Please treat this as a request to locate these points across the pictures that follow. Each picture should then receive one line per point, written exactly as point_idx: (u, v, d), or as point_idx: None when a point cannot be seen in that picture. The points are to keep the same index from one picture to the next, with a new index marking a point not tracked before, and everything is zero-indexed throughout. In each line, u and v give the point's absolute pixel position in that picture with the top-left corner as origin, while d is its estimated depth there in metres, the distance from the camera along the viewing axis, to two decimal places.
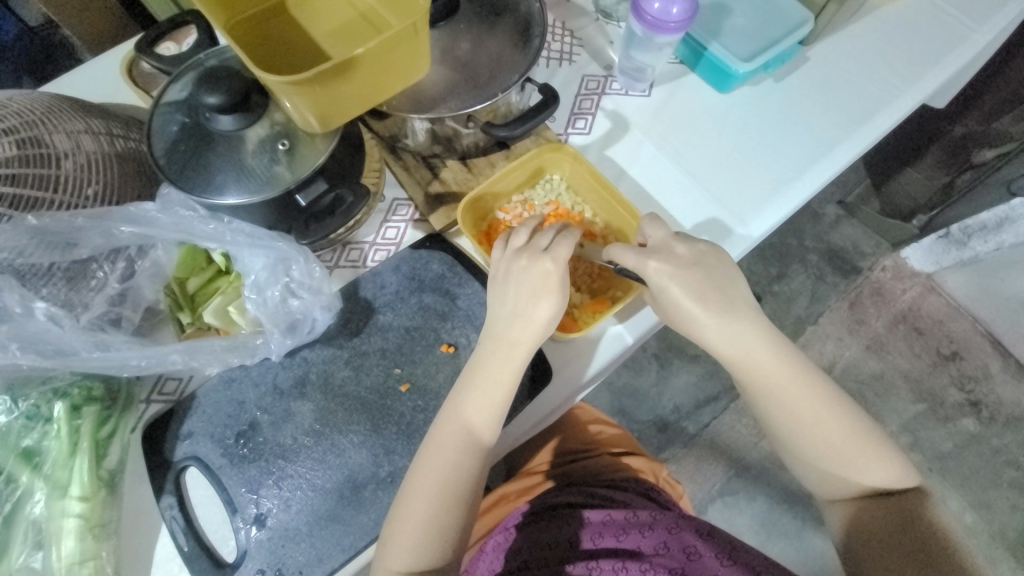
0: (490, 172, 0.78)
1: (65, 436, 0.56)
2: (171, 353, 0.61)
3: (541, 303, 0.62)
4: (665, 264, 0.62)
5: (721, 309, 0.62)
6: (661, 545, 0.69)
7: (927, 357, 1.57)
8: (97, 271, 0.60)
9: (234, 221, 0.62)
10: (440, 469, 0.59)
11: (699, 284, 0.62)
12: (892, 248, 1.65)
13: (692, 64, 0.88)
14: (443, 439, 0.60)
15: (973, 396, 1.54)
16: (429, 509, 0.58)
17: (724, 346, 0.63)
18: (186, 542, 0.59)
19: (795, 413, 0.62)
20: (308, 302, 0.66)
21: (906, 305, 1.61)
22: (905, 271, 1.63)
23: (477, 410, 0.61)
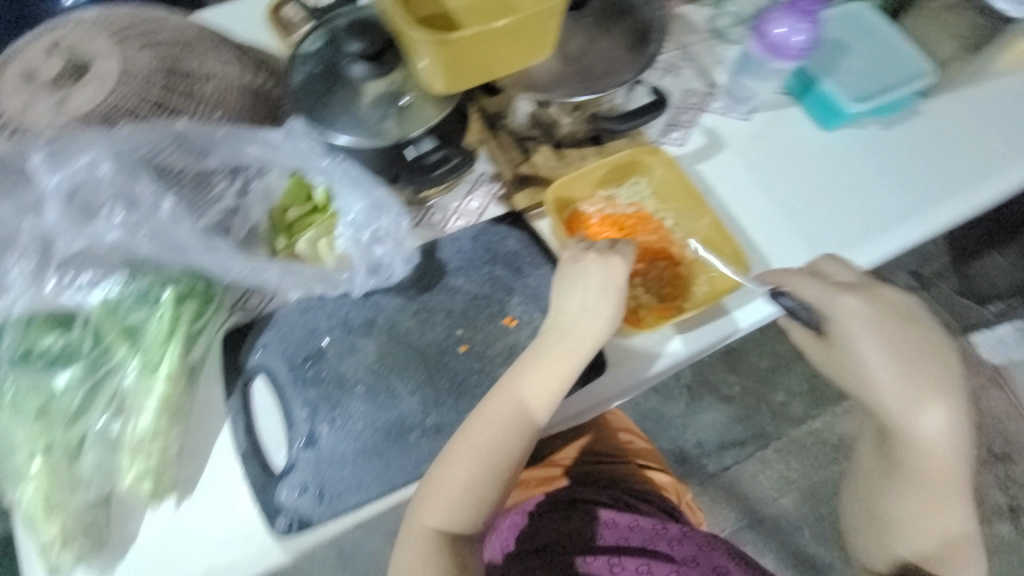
0: (580, 164, 0.79)
1: (166, 320, 0.61)
2: (268, 269, 0.66)
3: (609, 299, 0.64)
4: (858, 308, 0.64)
5: (906, 363, 0.64)
6: (689, 558, 0.71)
7: (977, 452, 1.48)
8: (217, 182, 0.66)
9: (347, 162, 0.68)
10: (492, 435, 0.61)
11: (894, 334, 0.64)
12: (961, 330, 1.56)
13: (798, 97, 0.87)
14: (500, 408, 0.62)
15: (1016, 502, 1.45)
16: (470, 476, 0.60)
17: (896, 395, 0.64)
18: (244, 443, 0.63)
19: (923, 475, 0.65)
20: (391, 250, 0.71)
21: (964, 392, 1.52)
22: (969, 357, 1.54)
23: (534, 390, 0.62)
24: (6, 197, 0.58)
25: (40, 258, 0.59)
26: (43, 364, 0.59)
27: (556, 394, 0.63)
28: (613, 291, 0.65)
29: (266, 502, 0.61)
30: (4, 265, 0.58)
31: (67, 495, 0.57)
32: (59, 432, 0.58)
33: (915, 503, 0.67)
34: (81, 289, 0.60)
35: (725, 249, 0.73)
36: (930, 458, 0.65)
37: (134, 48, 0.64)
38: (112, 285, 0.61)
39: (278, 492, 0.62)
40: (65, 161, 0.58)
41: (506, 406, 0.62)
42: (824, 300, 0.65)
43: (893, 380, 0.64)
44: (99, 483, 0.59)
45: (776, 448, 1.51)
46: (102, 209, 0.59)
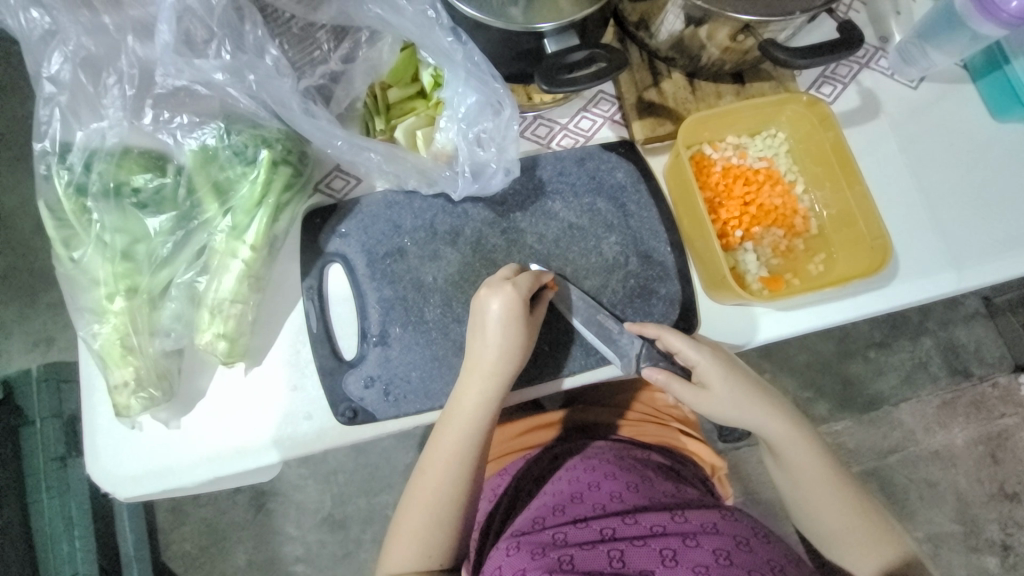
0: (713, 102, 0.70)
1: (259, 183, 0.57)
2: (372, 150, 0.61)
3: (511, 333, 0.58)
4: (716, 355, 0.62)
5: (758, 390, 0.64)
6: (709, 526, 0.63)
7: (989, 486, 1.46)
8: (322, 43, 0.59)
9: (472, 46, 0.59)
10: (435, 486, 0.59)
11: (724, 360, 0.63)
12: (1014, 368, 1.49)
13: (977, 75, 0.75)
14: (440, 451, 0.59)
15: (1009, 540, 1.45)
16: (422, 526, 0.58)
17: (794, 467, 0.65)
18: (315, 325, 0.62)
19: (830, 510, 0.64)
20: (494, 158, 0.64)
21: (996, 429, 1.47)
22: (1014, 397, 1.48)
23: (464, 436, 0.58)
24: (111, 9, 0.50)
25: (139, 88, 0.54)
26: (132, 203, 0.56)
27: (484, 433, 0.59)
28: (494, 326, 0.58)
29: (333, 386, 0.61)
30: (101, 87, 0.53)
31: (145, 341, 0.57)
32: (143, 277, 0.57)
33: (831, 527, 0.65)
34: (176, 131, 0.56)
35: (870, 230, 0.65)
36: (813, 472, 0.64)
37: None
38: (207, 135, 0.57)
39: (346, 381, 0.61)
40: None
41: (438, 452, 0.59)
42: (696, 355, 0.62)
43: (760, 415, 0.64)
44: (177, 334, 0.59)
45: None
46: (208, 44, 0.52)
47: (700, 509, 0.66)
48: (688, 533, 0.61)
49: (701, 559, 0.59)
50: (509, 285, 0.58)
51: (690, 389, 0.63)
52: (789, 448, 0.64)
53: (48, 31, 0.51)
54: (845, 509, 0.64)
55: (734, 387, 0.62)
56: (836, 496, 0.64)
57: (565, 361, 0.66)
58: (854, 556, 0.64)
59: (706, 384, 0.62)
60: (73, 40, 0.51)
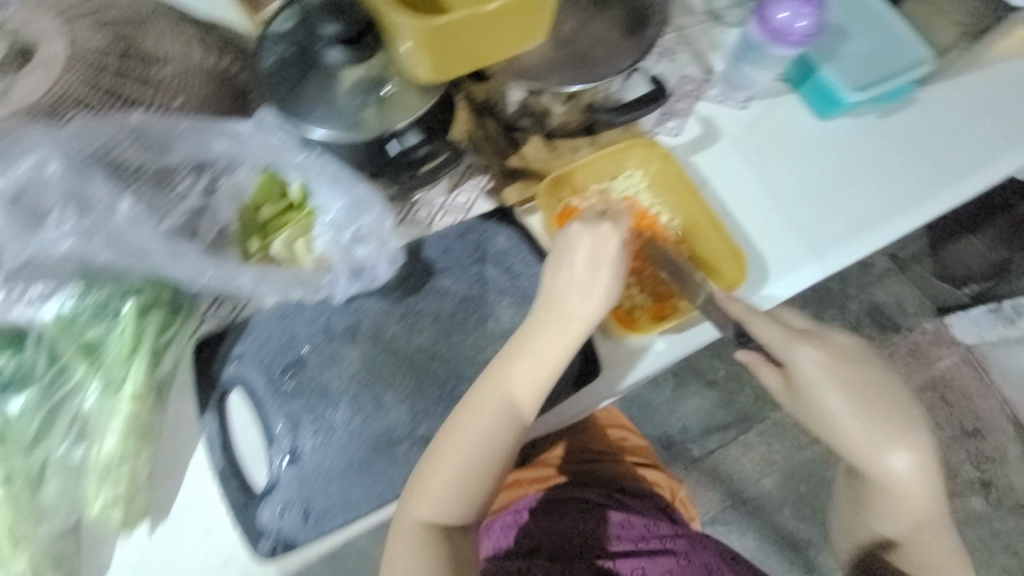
0: (571, 156, 0.75)
1: (128, 335, 0.56)
2: (244, 275, 0.60)
3: (600, 274, 0.61)
4: (819, 354, 0.63)
5: (863, 398, 0.63)
6: (683, 557, 0.82)
7: (950, 429, 1.47)
8: (182, 181, 0.60)
9: (323, 156, 0.62)
10: (479, 430, 0.59)
11: (832, 364, 0.63)
12: (936, 312, 1.52)
13: (795, 84, 0.84)
14: (492, 395, 0.59)
15: (987, 476, 1.45)
16: (459, 467, 0.58)
17: (891, 478, 0.65)
18: (219, 460, 0.60)
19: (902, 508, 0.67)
20: (375, 251, 0.66)
21: (937, 373, 1.48)
22: (944, 339, 1.50)
23: (521, 378, 0.60)
24: None
25: None
26: None
27: (546, 376, 0.60)
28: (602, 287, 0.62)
29: (248, 522, 0.59)
30: None
31: (32, 527, 0.55)
32: (13, 461, 0.54)
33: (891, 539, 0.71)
34: (30, 305, 0.55)
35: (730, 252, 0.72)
36: (907, 483, 0.66)
37: (82, 32, 0.58)
38: (66, 297, 0.56)
39: (260, 512, 0.59)
40: (8, 163, 0.53)
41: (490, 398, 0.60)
42: (791, 356, 0.62)
43: (856, 424, 0.63)
44: (65, 511, 0.57)
45: (759, 432, 1.52)
46: (51, 215, 0.54)
47: (675, 542, 0.84)
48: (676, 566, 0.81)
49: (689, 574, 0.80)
50: (607, 223, 0.62)
51: (781, 384, 0.65)
52: (893, 462, 0.65)
53: None
54: (917, 505, 0.67)
55: (830, 399, 0.63)
56: (918, 501, 0.67)
57: None
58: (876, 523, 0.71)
59: (796, 385, 0.64)
60: None
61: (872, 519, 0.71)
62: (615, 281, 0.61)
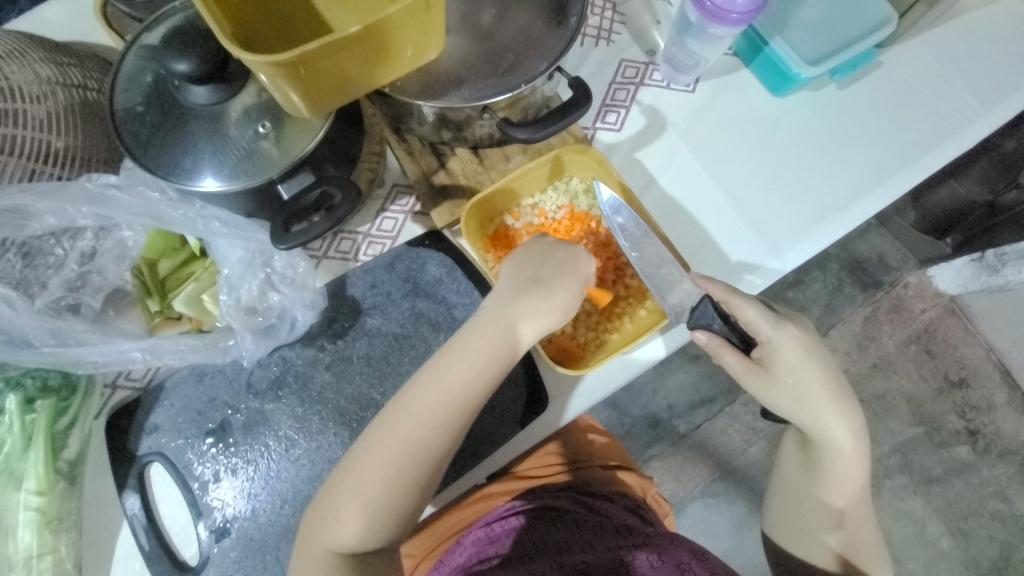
0: (503, 166, 0.69)
1: (18, 429, 0.53)
2: (131, 350, 0.55)
3: (547, 276, 0.58)
4: (794, 336, 0.59)
5: (833, 385, 0.61)
6: (653, 557, 0.72)
7: (934, 381, 1.40)
8: (55, 247, 0.54)
9: (208, 207, 0.55)
10: (400, 440, 0.52)
11: (807, 347, 0.60)
12: (919, 264, 1.41)
13: (747, 59, 0.77)
14: (422, 403, 0.53)
15: (973, 425, 1.39)
16: (377, 481, 0.51)
17: (842, 468, 0.63)
18: (146, 542, 0.57)
19: (845, 507, 0.65)
20: (290, 299, 0.61)
21: (922, 325, 1.41)
22: (927, 291, 1.40)
23: (451, 383, 0.53)
24: None
25: None
26: None
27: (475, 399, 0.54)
28: (545, 283, 0.58)
29: None
30: None
31: None
32: None
33: (831, 539, 0.65)
34: None
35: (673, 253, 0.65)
36: (854, 479, 0.64)
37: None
38: None
39: None
40: None
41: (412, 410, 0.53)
42: (769, 330, 0.59)
43: (825, 407, 0.60)
44: None
45: (744, 402, 1.48)
46: None
47: (644, 546, 0.74)
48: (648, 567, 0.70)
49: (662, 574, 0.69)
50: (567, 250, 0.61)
51: (747, 364, 0.60)
52: (849, 458, 0.62)
53: None
54: (857, 507, 0.66)
55: (801, 380, 0.60)
56: (859, 501, 0.65)
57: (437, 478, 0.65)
58: (810, 526, 0.67)
59: (765, 364, 0.60)
60: None
61: (808, 518, 0.67)
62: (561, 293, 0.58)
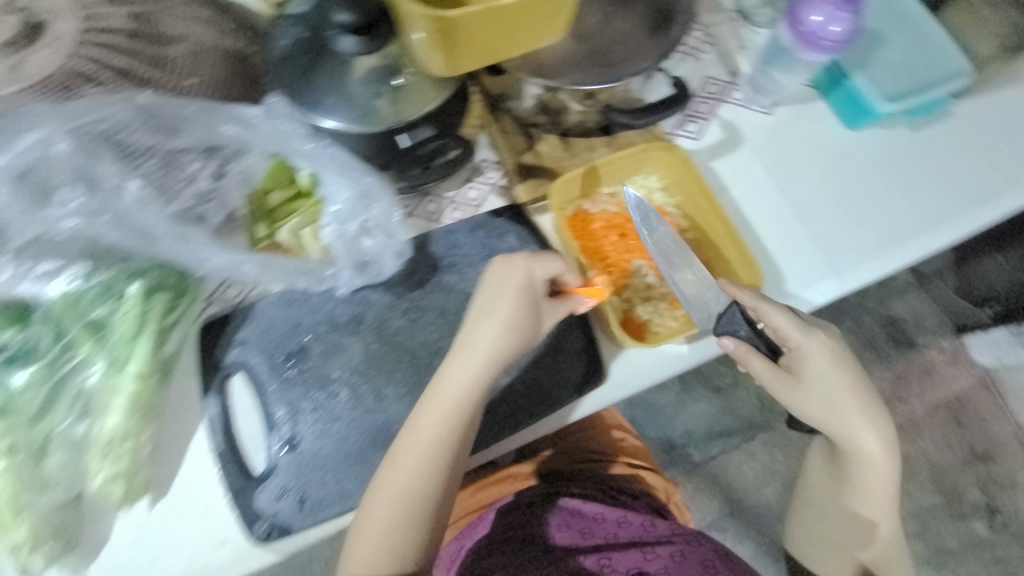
0: (587, 156, 0.74)
1: (133, 316, 0.56)
2: (246, 262, 0.60)
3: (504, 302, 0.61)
4: (823, 344, 0.62)
5: (862, 397, 0.62)
6: (677, 553, 0.75)
7: (959, 451, 1.37)
8: (190, 163, 0.60)
9: (332, 146, 0.62)
10: (412, 469, 0.57)
11: (836, 359, 0.62)
12: (955, 332, 1.41)
13: (825, 91, 0.81)
14: (420, 432, 0.58)
15: (993, 502, 1.35)
16: (400, 501, 0.57)
17: (873, 484, 0.64)
18: (221, 443, 0.61)
19: (873, 524, 0.66)
20: (381, 244, 0.66)
21: (952, 393, 1.38)
22: (962, 359, 1.40)
23: (439, 414, 0.58)
24: None
25: None
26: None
27: (463, 412, 0.59)
28: (507, 302, 0.60)
29: (244, 504, 0.59)
30: None
31: (32, 498, 0.53)
32: (20, 433, 0.53)
33: (852, 547, 0.68)
34: (37, 278, 0.54)
35: (743, 253, 0.68)
36: (885, 496, 0.65)
37: (112, 12, 0.60)
38: (70, 276, 0.55)
39: (258, 497, 0.59)
40: (10, 141, 0.53)
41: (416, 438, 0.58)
42: (798, 338, 0.62)
43: (852, 416, 0.62)
44: (66, 484, 0.55)
45: (763, 441, 1.48)
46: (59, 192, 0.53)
47: (667, 540, 0.77)
48: (664, 565, 0.73)
49: (684, 569, 0.73)
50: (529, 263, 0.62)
51: (775, 371, 0.62)
52: (879, 473, 0.64)
53: None
54: (885, 526, 0.66)
55: (829, 387, 0.62)
56: (887, 520, 0.66)
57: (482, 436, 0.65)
58: (837, 539, 0.68)
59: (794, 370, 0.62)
60: None
61: (835, 531, 0.68)
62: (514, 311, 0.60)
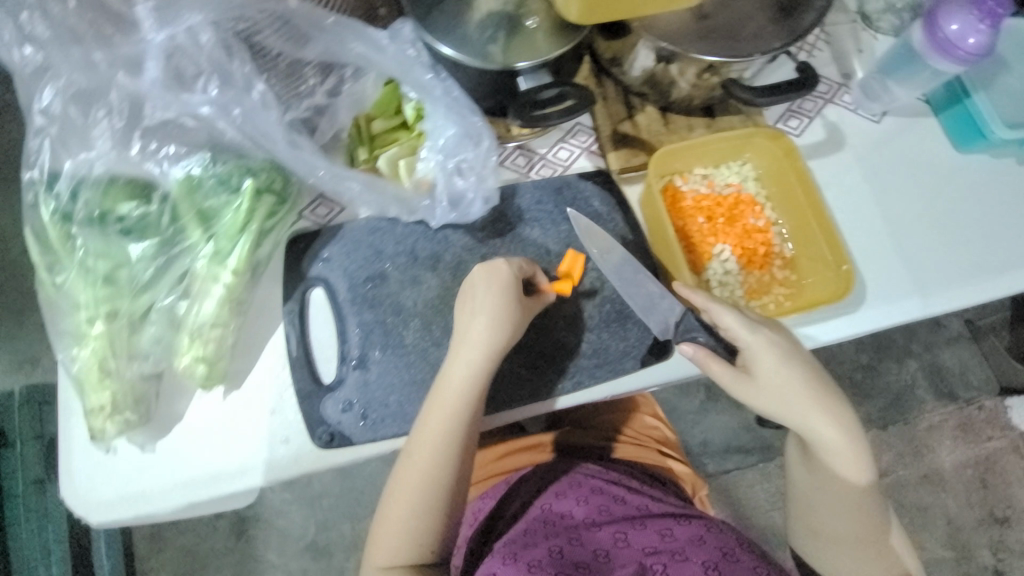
0: (685, 135, 0.73)
1: (242, 211, 0.58)
2: (352, 180, 0.62)
3: (483, 302, 0.59)
4: (772, 338, 0.59)
5: (820, 391, 0.59)
6: (697, 537, 0.67)
7: (979, 510, 1.31)
8: (309, 77, 0.61)
9: (449, 80, 0.63)
10: (423, 466, 0.57)
11: (785, 353, 0.59)
12: (999, 391, 1.36)
13: (937, 108, 0.78)
14: (427, 430, 0.57)
15: (1002, 567, 1.30)
16: (415, 497, 0.56)
17: (851, 486, 0.60)
18: (295, 348, 0.63)
19: (861, 528, 0.62)
20: (472, 186, 0.66)
21: (984, 452, 1.33)
22: (1000, 420, 1.34)
23: (439, 410, 0.57)
24: (102, 47, 0.51)
25: (128, 120, 0.54)
26: (116, 230, 0.57)
27: (467, 406, 0.57)
28: (481, 315, 0.58)
29: (310, 409, 0.62)
30: (91, 119, 0.54)
31: (122, 364, 0.57)
32: (125, 301, 0.57)
33: (852, 557, 0.63)
34: (162, 161, 0.57)
35: (836, 252, 0.65)
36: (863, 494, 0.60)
37: None
38: (192, 164, 0.57)
39: (323, 405, 0.62)
40: (170, 17, 0.51)
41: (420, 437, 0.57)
42: (747, 336, 0.59)
43: (814, 414, 0.58)
44: (155, 358, 0.59)
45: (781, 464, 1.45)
46: (197, 79, 0.53)
47: (687, 524, 0.69)
48: (679, 549, 0.65)
49: (706, 555, 0.64)
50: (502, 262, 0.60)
51: (733, 374, 0.60)
52: (857, 475, 0.59)
53: (40, 67, 0.52)
54: (874, 526, 0.62)
55: (787, 383, 0.58)
56: (873, 519, 0.62)
57: (542, 387, 0.65)
58: (839, 550, 0.63)
59: (751, 371, 0.60)
60: (63, 76, 0.52)
61: (833, 541, 0.63)
62: (500, 309, 0.59)
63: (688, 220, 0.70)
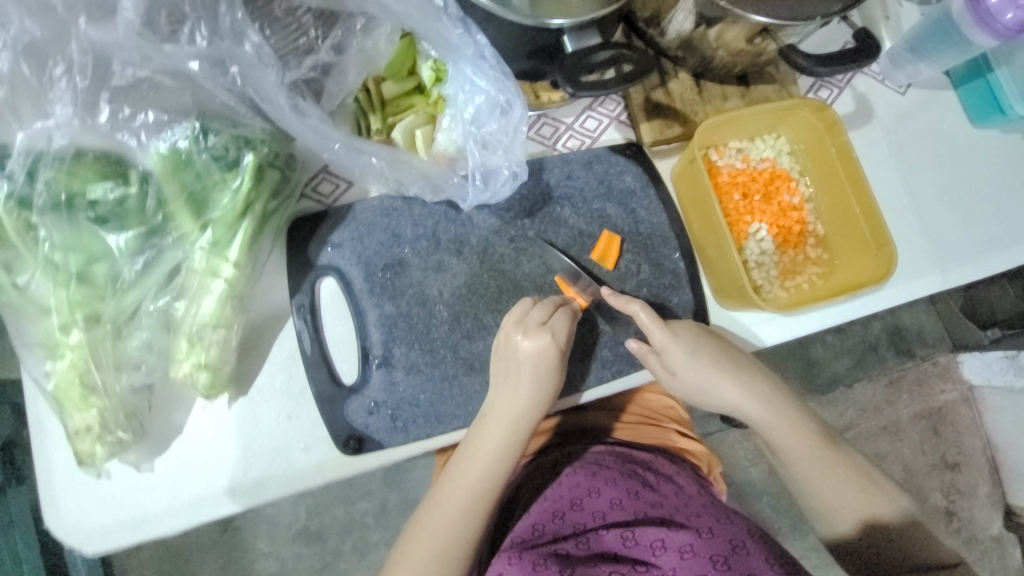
0: (720, 105, 0.69)
1: (239, 194, 0.50)
2: (374, 155, 0.53)
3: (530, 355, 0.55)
4: (684, 329, 0.60)
5: (728, 365, 0.60)
6: (705, 529, 0.56)
7: (931, 456, 1.27)
8: (309, 30, 0.51)
9: (481, 37, 0.53)
10: (446, 519, 0.53)
11: (695, 339, 0.60)
12: (951, 347, 1.28)
13: (959, 82, 0.77)
14: (461, 481, 0.54)
15: (952, 507, 1.27)
16: (434, 550, 0.52)
17: (783, 440, 0.60)
18: (309, 348, 0.56)
19: (824, 472, 0.60)
20: (505, 160, 0.58)
21: (937, 403, 1.27)
22: (951, 373, 1.27)
23: (478, 462, 0.54)
24: None
25: (93, 80, 0.43)
26: (89, 218, 0.47)
27: (507, 466, 0.55)
28: (525, 374, 0.55)
29: (334, 412, 0.56)
30: (47, 80, 0.42)
31: (111, 376, 0.49)
32: (106, 303, 0.49)
33: (831, 500, 0.59)
34: (140, 131, 0.47)
35: (877, 232, 0.63)
36: (802, 440, 0.60)
37: None
38: (178, 136, 0.47)
39: (347, 407, 0.56)
40: None
41: (450, 489, 0.54)
42: (659, 333, 0.59)
43: (728, 387, 0.60)
44: (148, 367, 0.51)
45: None
46: (178, 29, 0.43)
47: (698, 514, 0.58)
48: (687, 544, 0.54)
49: (717, 549, 0.53)
50: (553, 310, 0.57)
51: (658, 370, 0.60)
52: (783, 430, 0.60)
53: None
54: (837, 467, 0.60)
55: (705, 368, 0.59)
56: (829, 459, 0.60)
57: (583, 374, 0.63)
58: (819, 498, 0.60)
59: (673, 370, 0.60)
60: (13, 23, 0.40)
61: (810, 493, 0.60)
62: (553, 366, 0.56)
63: (726, 198, 0.67)
